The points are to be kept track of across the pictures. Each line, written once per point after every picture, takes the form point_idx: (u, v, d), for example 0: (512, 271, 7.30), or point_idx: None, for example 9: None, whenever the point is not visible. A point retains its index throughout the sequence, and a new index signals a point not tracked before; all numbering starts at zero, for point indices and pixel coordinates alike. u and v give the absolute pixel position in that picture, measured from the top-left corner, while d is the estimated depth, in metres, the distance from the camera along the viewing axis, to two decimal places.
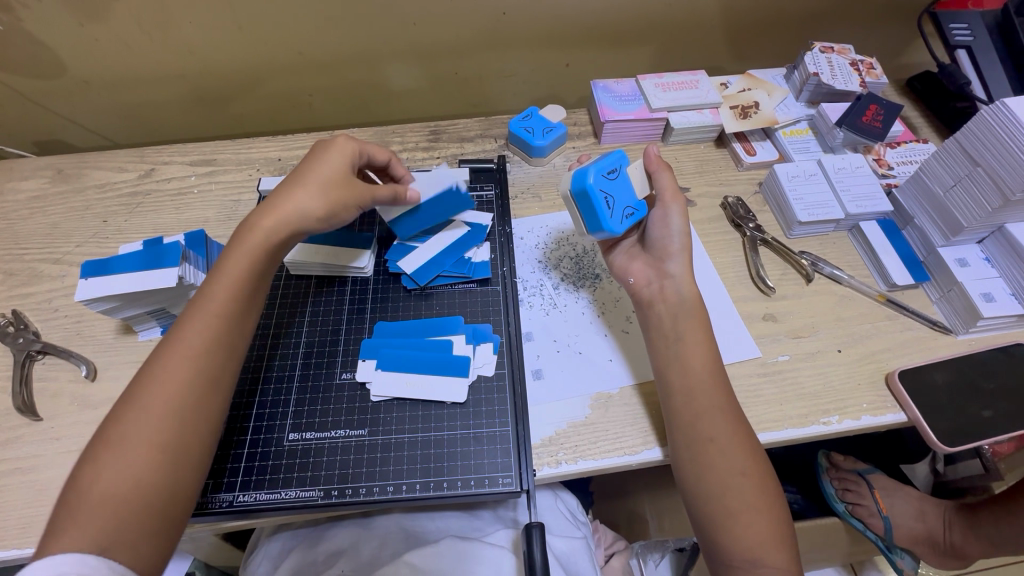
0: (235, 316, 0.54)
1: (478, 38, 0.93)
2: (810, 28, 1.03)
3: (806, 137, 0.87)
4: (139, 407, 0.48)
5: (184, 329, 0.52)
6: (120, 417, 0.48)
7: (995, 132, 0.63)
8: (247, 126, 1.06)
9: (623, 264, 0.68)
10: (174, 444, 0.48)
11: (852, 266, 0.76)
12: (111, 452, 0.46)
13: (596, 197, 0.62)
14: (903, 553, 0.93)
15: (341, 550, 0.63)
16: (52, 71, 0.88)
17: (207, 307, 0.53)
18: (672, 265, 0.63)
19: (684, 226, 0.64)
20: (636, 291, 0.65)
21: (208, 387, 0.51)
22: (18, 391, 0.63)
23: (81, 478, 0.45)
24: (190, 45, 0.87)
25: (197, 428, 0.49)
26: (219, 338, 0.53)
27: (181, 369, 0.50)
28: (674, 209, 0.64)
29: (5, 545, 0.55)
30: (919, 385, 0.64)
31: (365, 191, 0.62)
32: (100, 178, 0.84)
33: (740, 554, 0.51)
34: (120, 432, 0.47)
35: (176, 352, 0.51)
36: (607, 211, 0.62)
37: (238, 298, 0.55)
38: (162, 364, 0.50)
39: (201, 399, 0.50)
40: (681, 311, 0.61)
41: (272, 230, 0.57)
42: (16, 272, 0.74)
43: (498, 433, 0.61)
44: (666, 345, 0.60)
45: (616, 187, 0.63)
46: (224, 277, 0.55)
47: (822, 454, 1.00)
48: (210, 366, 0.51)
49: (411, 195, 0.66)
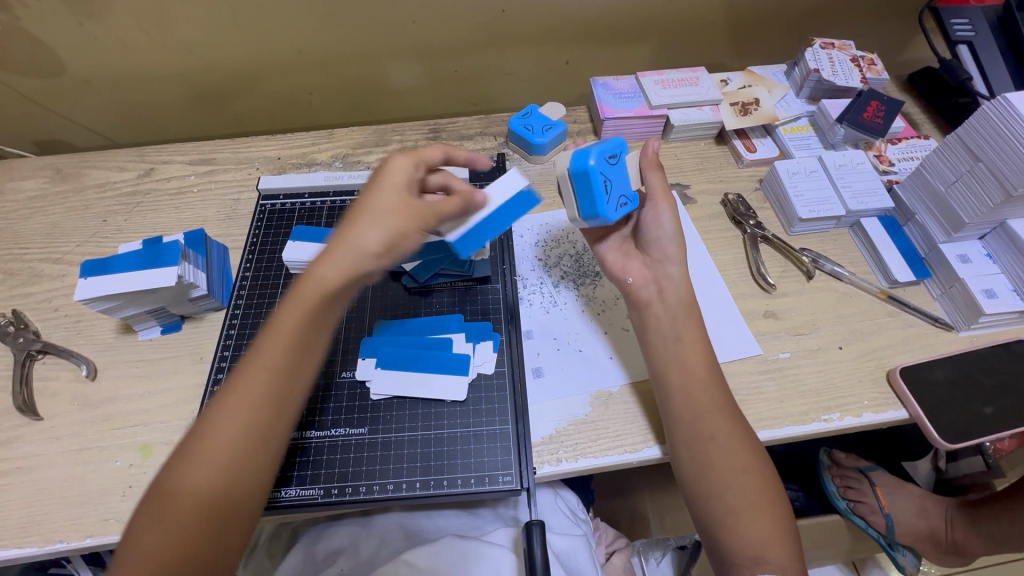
0: (289, 375, 0.50)
1: (477, 35, 0.93)
2: (810, 24, 1.03)
3: (806, 134, 0.86)
4: (192, 470, 0.46)
5: (233, 388, 0.49)
6: (170, 477, 0.46)
7: (997, 128, 0.63)
8: (246, 124, 1.05)
9: (618, 262, 0.67)
10: (226, 506, 0.46)
11: (853, 263, 0.76)
12: (161, 511, 0.45)
13: (597, 179, 0.58)
14: (905, 550, 0.93)
15: (341, 549, 0.63)
16: (51, 70, 0.87)
17: (257, 366, 0.49)
18: (670, 266, 0.63)
19: (677, 227, 0.64)
20: (634, 291, 0.64)
21: (260, 449, 0.48)
22: (18, 391, 0.63)
23: (136, 534, 0.45)
24: (190, 44, 0.87)
25: (249, 490, 0.47)
26: (268, 397, 0.49)
27: (230, 431, 0.47)
28: (664, 208, 0.64)
29: (6, 545, 0.55)
30: (920, 383, 0.64)
31: (428, 204, 0.54)
32: (100, 177, 0.84)
33: (742, 551, 0.51)
34: (169, 493, 0.45)
35: (226, 413, 0.48)
36: (605, 197, 0.59)
37: (291, 354, 0.50)
38: (213, 425, 0.47)
39: (249, 463, 0.48)
40: (680, 311, 0.61)
41: (381, 257, 0.52)
42: (16, 272, 0.74)
43: (499, 431, 0.61)
44: (668, 343, 0.59)
45: (615, 173, 0.61)
46: (276, 333, 0.50)
47: (824, 452, 1.00)
48: (260, 428, 0.48)
49: (480, 198, 0.55)
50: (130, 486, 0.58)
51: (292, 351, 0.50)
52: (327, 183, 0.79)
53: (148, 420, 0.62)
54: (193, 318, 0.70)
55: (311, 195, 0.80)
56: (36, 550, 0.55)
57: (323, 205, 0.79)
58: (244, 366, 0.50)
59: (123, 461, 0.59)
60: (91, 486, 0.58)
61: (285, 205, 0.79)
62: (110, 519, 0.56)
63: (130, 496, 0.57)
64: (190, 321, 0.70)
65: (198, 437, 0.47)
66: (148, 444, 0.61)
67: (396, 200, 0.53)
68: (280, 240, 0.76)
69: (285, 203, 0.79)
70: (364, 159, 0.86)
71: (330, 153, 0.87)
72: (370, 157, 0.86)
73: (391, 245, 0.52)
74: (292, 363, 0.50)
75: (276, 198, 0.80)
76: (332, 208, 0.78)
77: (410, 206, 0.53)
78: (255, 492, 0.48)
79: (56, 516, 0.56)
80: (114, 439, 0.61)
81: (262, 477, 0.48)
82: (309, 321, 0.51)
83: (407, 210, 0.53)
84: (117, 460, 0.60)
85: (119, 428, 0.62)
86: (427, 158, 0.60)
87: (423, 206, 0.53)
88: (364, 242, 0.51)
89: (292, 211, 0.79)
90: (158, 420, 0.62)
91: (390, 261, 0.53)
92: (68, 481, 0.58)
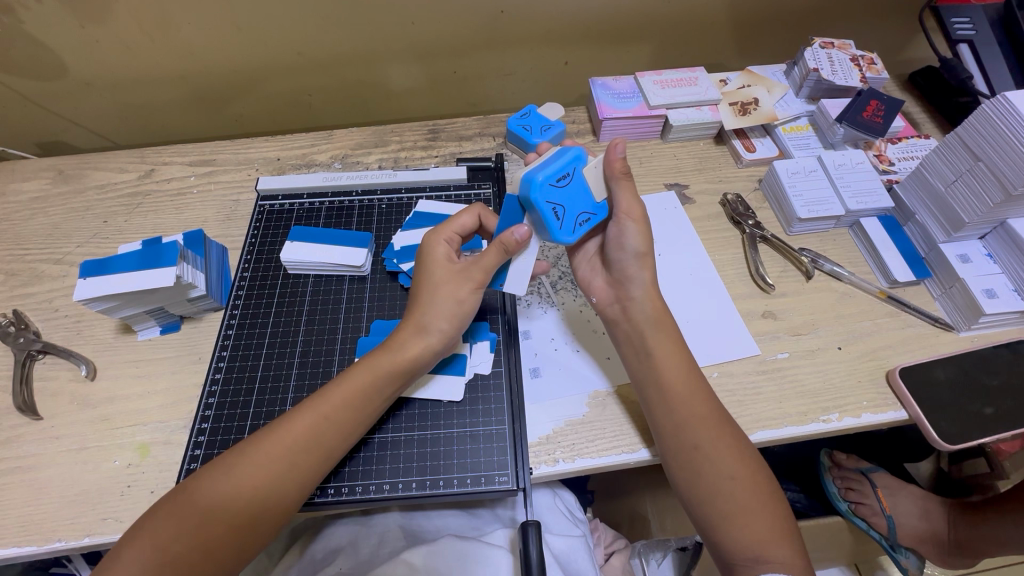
0: (341, 428, 0.53)
1: (476, 37, 0.93)
2: (811, 23, 1.02)
3: (806, 133, 0.86)
4: (228, 481, 0.49)
5: (292, 421, 0.52)
6: (205, 480, 0.49)
7: (997, 127, 0.63)
8: (247, 126, 1.06)
9: (587, 277, 0.68)
10: (245, 526, 0.48)
11: (852, 263, 0.75)
12: (182, 513, 0.47)
13: (544, 209, 0.55)
14: (908, 552, 0.92)
15: (340, 548, 0.62)
16: (53, 73, 0.88)
17: (321, 408, 0.53)
18: (632, 286, 0.62)
19: (642, 244, 0.61)
20: (600, 310, 0.65)
21: (298, 481, 0.50)
22: (18, 391, 0.63)
23: (150, 525, 0.47)
24: (189, 45, 0.87)
25: (271, 516, 0.49)
26: (321, 439, 0.52)
27: (277, 455, 0.50)
28: (629, 228, 0.60)
29: (5, 543, 0.55)
30: (921, 383, 0.63)
31: (478, 266, 0.56)
32: (101, 179, 0.84)
33: (742, 552, 0.50)
34: (196, 496, 0.48)
35: (278, 439, 0.51)
36: (558, 222, 0.56)
37: (354, 406, 0.54)
38: (261, 447, 0.50)
39: (284, 494, 0.50)
40: (645, 329, 0.60)
41: (445, 327, 0.56)
42: (17, 272, 0.75)
43: (496, 431, 0.61)
44: (638, 359, 0.60)
45: (567, 195, 0.57)
46: (347, 383, 0.54)
47: (825, 452, 0.99)
48: (304, 462, 0.51)
49: (517, 235, 0.55)
50: (129, 486, 0.58)
51: (355, 407, 0.54)
52: (326, 184, 0.80)
53: (146, 421, 0.62)
54: (192, 318, 0.70)
55: (310, 196, 0.81)
56: (35, 549, 0.55)
57: (322, 205, 0.79)
58: (309, 405, 0.53)
59: (122, 461, 0.60)
60: (91, 486, 0.58)
61: (284, 205, 0.79)
62: (107, 519, 0.56)
63: (129, 495, 0.58)
64: (189, 322, 0.70)
65: (245, 454, 0.50)
66: (146, 444, 0.61)
67: (451, 271, 0.57)
68: (278, 240, 0.76)
69: (284, 203, 0.80)
70: (363, 160, 0.87)
71: (329, 154, 0.87)
72: (369, 158, 0.87)
73: (453, 313, 0.56)
74: (352, 414, 0.53)
75: (275, 199, 0.80)
76: (330, 208, 0.79)
77: (467, 270, 0.57)
78: (275, 518, 0.50)
79: (54, 515, 0.57)
80: (112, 438, 0.61)
81: (287, 505, 0.50)
82: (377, 387, 0.54)
83: (462, 278, 0.56)
84: (115, 459, 0.60)
85: (118, 428, 0.62)
86: (460, 229, 0.61)
87: (473, 268, 0.57)
88: (433, 316, 0.56)
89: (291, 211, 0.79)
90: (157, 420, 0.62)
91: (458, 328, 0.57)
92: (66, 480, 0.58)
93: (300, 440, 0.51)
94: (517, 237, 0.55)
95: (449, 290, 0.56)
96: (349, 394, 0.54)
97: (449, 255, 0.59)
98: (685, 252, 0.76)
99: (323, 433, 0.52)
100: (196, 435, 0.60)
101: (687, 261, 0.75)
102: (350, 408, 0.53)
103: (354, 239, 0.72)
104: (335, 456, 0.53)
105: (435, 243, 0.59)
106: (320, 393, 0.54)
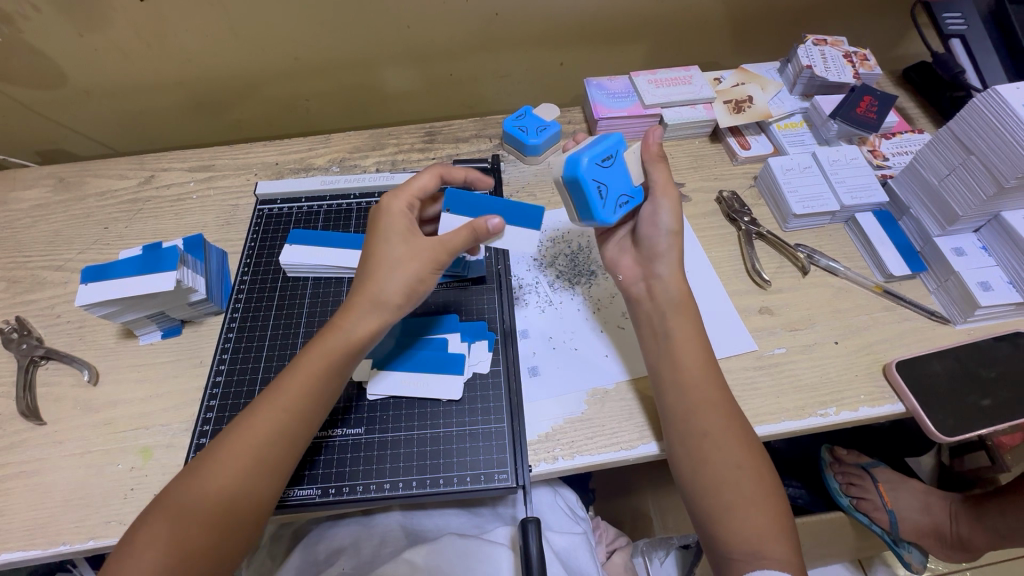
0: (301, 417, 0.53)
1: (471, 39, 0.94)
2: (804, 20, 1.03)
3: (800, 130, 0.87)
4: (199, 483, 0.49)
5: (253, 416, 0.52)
6: (180, 485, 0.49)
7: (988, 120, 0.63)
8: (245, 131, 1.07)
9: (614, 258, 0.69)
10: (222, 525, 0.48)
11: (848, 258, 0.76)
12: (160, 519, 0.48)
13: (591, 188, 0.58)
14: (911, 547, 0.92)
15: (342, 548, 0.63)
16: (53, 81, 0.89)
17: (280, 400, 0.53)
18: (659, 264, 0.63)
19: (673, 224, 0.63)
20: (626, 288, 0.66)
21: (268, 475, 0.51)
22: (21, 396, 0.64)
23: (132, 538, 0.47)
24: (186, 52, 0.88)
25: (248, 512, 0.50)
26: (286, 431, 0.52)
27: (243, 452, 0.50)
28: (663, 204, 0.62)
29: (11, 547, 0.56)
30: (918, 376, 0.63)
31: (439, 244, 0.56)
32: (101, 186, 0.85)
33: (739, 546, 0.51)
34: (172, 501, 0.48)
35: (243, 435, 0.51)
36: (601, 202, 0.60)
37: (312, 393, 0.54)
38: (227, 445, 0.51)
39: (256, 489, 0.50)
40: (670, 307, 0.61)
41: (397, 303, 0.55)
42: (19, 280, 0.75)
43: (493, 429, 0.61)
44: (657, 340, 0.61)
45: (610, 176, 0.60)
46: (301, 370, 0.54)
47: (825, 448, 0.99)
48: (271, 455, 0.51)
49: (491, 225, 0.56)
50: (132, 489, 0.59)
51: (313, 394, 0.54)
52: (324, 187, 0.80)
53: (149, 424, 0.63)
54: (193, 322, 0.71)
55: (309, 200, 0.81)
56: (40, 552, 0.55)
57: (321, 208, 0.80)
58: (267, 398, 0.53)
59: (125, 464, 0.60)
60: (94, 489, 0.59)
61: (283, 209, 0.80)
62: (111, 522, 0.57)
63: (132, 499, 0.58)
64: (190, 326, 0.71)
65: (215, 455, 0.50)
66: (149, 448, 0.61)
67: (408, 248, 0.56)
68: (277, 244, 0.77)
69: (283, 207, 0.80)
70: (360, 163, 0.87)
71: (327, 158, 0.88)
72: (367, 161, 0.87)
73: (409, 291, 0.55)
74: (311, 401, 0.54)
75: (274, 203, 0.81)
76: (329, 211, 0.79)
77: (428, 251, 0.56)
78: (251, 515, 0.50)
79: (58, 519, 0.57)
80: (116, 442, 0.62)
81: (264, 500, 0.51)
82: (333, 371, 0.54)
83: (423, 256, 0.55)
84: (118, 463, 0.60)
85: (121, 431, 0.62)
86: (420, 191, 0.63)
87: (435, 248, 0.56)
88: (387, 293, 0.55)
89: (290, 215, 0.79)
90: (159, 424, 0.63)
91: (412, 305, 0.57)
92: (70, 484, 0.59)
93: (265, 434, 0.51)
94: (491, 226, 0.56)
95: (404, 267, 0.55)
96: (307, 383, 0.54)
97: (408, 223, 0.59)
98: None
99: (286, 425, 0.52)
100: (197, 438, 0.61)
101: (684, 259, 0.75)
102: (308, 396, 0.54)
103: (352, 241, 0.72)
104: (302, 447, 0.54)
105: (395, 208, 0.60)
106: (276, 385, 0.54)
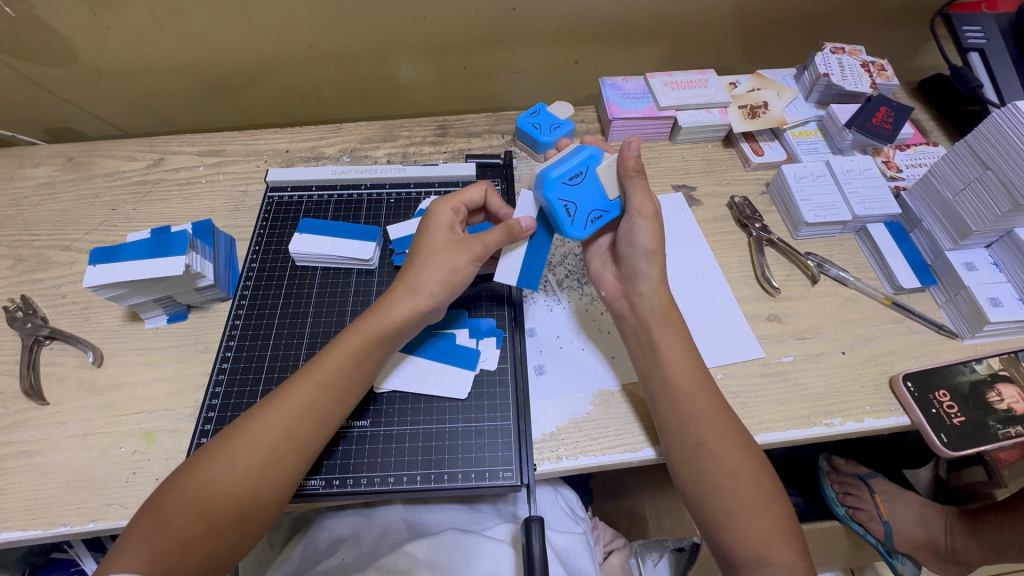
0: (333, 389, 0.54)
1: (487, 32, 0.93)
2: (822, 28, 1.02)
3: (814, 138, 0.86)
4: (224, 460, 0.49)
5: (240, 428, 0.51)
6: (207, 462, 0.49)
7: (1008, 137, 0.63)
8: (254, 117, 1.06)
9: (597, 271, 0.69)
10: (245, 500, 0.49)
11: (857, 268, 0.76)
12: (184, 510, 0.47)
13: (555, 206, 0.59)
14: (904, 558, 0.91)
15: (342, 538, 0.63)
16: (63, 59, 0.88)
17: (313, 374, 0.54)
18: (641, 282, 0.63)
19: (652, 242, 0.62)
20: (609, 303, 0.66)
21: (296, 449, 0.51)
22: (24, 375, 0.63)
23: (155, 509, 0.48)
24: (200, 36, 0.88)
25: (271, 488, 0.50)
26: (317, 406, 0.53)
27: (275, 424, 0.51)
28: (640, 225, 0.61)
29: (12, 526, 0.55)
30: (923, 389, 0.63)
31: (478, 240, 0.59)
32: (110, 166, 0.84)
33: (746, 554, 0.51)
34: (173, 495, 0.48)
35: (276, 408, 0.52)
36: (567, 219, 0.60)
37: (346, 370, 0.54)
38: (258, 420, 0.51)
39: (281, 462, 0.50)
40: (654, 323, 0.60)
41: (395, 319, 0.56)
42: (25, 258, 0.75)
43: (500, 427, 0.61)
44: (647, 355, 0.60)
45: (578, 194, 0.60)
46: (336, 350, 0.55)
47: (823, 457, 1.00)
48: (301, 430, 0.52)
49: (524, 224, 0.59)
50: (134, 473, 0.58)
51: (348, 370, 0.55)
52: (334, 176, 0.80)
53: (152, 409, 0.63)
54: (200, 307, 0.71)
55: (319, 188, 0.81)
56: (39, 532, 0.55)
57: (331, 198, 0.79)
58: (261, 409, 0.52)
59: (128, 448, 0.60)
60: (96, 472, 0.58)
61: (293, 197, 0.80)
62: (112, 504, 0.57)
63: (134, 482, 0.58)
64: (196, 311, 0.70)
65: (209, 460, 0.49)
66: (152, 432, 0.61)
67: (447, 240, 0.60)
68: (287, 231, 0.76)
69: (293, 195, 0.80)
70: (371, 154, 0.87)
71: (339, 147, 0.87)
72: (378, 152, 0.87)
73: (445, 279, 0.57)
74: (345, 377, 0.54)
75: (284, 190, 0.80)
76: (339, 201, 0.79)
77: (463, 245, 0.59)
78: (273, 490, 0.50)
79: (59, 501, 0.57)
80: (119, 425, 0.61)
81: (288, 476, 0.51)
82: (370, 346, 0.55)
83: (460, 248, 0.58)
84: (121, 446, 0.60)
85: (123, 415, 0.62)
86: (467, 201, 0.64)
87: (472, 241, 0.59)
88: (422, 278, 0.57)
89: (300, 203, 0.79)
90: (162, 408, 0.63)
91: (446, 296, 0.58)
92: (72, 466, 0.59)
93: (297, 407, 0.52)
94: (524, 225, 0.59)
95: (439, 277, 0.57)
96: (342, 360, 0.55)
97: (452, 224, 0.62)
98: (693, 252, 0.76)
99: (319, 399, 0.53)
100: (202, 423, 0.61)
101: (694, 261, 0.75)
102: (343, 373, 0.54)
103: (361, 232, 0.72)
104: (330, 424, 0.54)
105: (441, 208, 0.62)
106: (268, 399, 0.53)
